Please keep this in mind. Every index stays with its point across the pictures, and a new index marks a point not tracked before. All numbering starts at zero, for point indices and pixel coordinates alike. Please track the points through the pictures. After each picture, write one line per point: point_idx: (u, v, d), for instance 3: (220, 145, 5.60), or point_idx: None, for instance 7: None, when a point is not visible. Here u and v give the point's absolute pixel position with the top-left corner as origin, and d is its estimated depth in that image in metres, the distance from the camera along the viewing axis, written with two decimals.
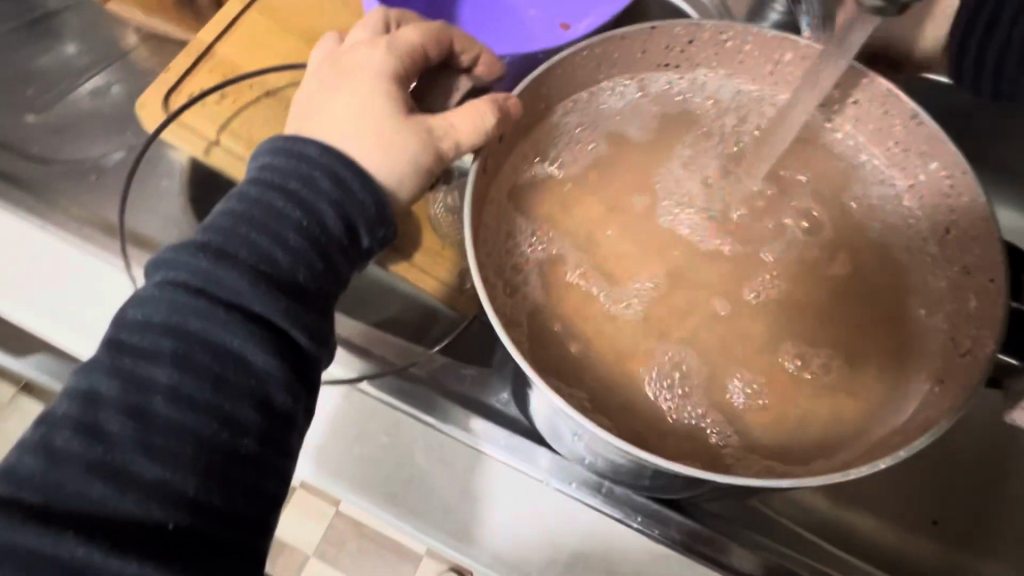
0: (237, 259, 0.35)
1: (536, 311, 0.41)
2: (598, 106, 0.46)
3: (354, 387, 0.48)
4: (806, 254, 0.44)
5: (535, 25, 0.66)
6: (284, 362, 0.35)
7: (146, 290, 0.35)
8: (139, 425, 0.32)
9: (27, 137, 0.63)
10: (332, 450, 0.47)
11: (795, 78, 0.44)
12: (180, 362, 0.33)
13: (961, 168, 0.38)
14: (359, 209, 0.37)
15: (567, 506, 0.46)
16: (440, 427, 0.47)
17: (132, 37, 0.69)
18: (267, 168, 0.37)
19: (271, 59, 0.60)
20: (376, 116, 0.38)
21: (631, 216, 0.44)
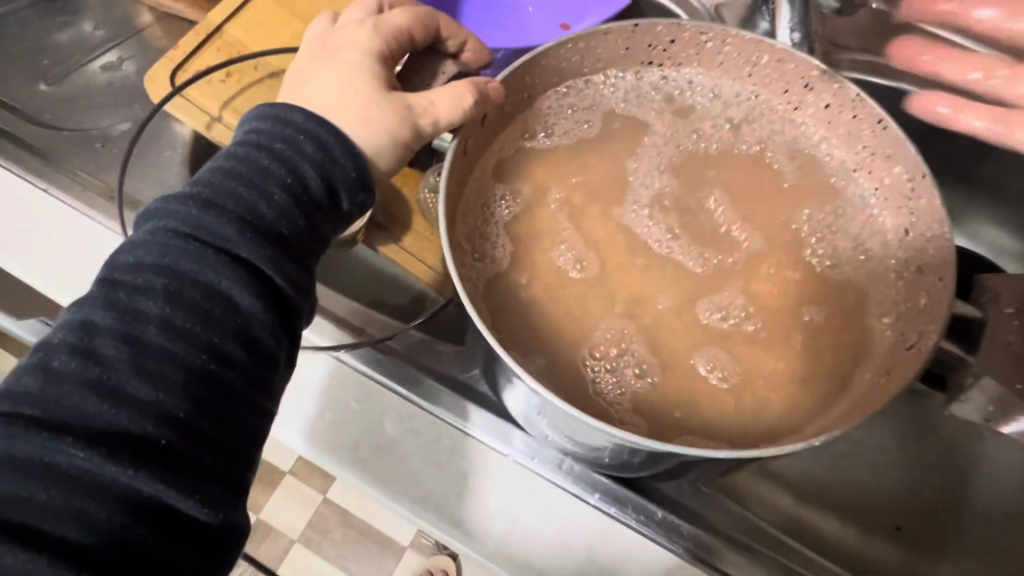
0: (225, 208, 0.37)
1: (510, 287, 0.43)
2: (583, 96, 0.48)
3: (332, 355, 0.50)
4: (775, 248, 0.45)
5: (535, 22, 0.69)
6: (268, 306, 0.37)
7: (140, 235, 0.37)
8: (134, 349, 0.34)
9: (40, 106, 0.66)
10: (307, 416, 0.49)
11: (770, 80, 0.46)
12: (172, 296, 0.35)
13: (920, 171, 0.40)
14: (341, 171, 0.41)
15: (532, 478, 0.47)
16: (412, 398, 0.49)
17: (147, 16, 0.72)
18: (254, 131, 0.40)
19: (277, 41, 0.63)
20: (362, 90, 0.42)
21: (608, 203, 0.45)
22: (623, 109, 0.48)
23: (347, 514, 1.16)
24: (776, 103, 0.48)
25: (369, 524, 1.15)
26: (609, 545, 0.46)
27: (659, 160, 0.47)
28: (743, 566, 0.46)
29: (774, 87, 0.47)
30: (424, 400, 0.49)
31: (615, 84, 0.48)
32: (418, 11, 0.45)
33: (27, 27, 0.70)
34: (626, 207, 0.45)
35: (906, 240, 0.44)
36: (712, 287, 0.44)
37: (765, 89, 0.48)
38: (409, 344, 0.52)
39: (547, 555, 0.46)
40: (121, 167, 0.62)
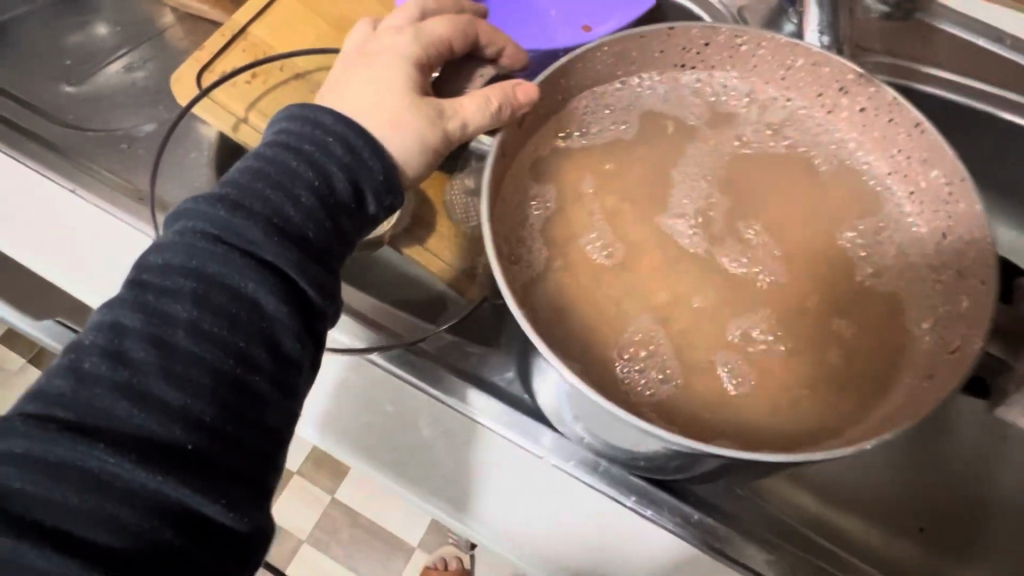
0: (252, 211, 0.37)
1: (547, 288, 0.43)
2: (618, 98, 0.48)
3: (365, 357, 0.50)
4: (812, 251, 0.45)
5: (557, 23, 0.69)
6: (294, 310, 0.37)
7: (169, 237, 0.37)
8: (163, 353, 0.34)
9: (63, 107, 0.66)
10: (340, 418, 0.50)
11: (804, 84, 0.47)
12: (200, 300, 0.35)
13: (959, 176, 0.40)
14: (368, 173, 0.40)
15: (553, 474, 0.48)
16: (444, 400, 0.49)
17: (169, 17, 0.72)
18: (283, 133, 0.40)
19: (302, 42, 0.63)
20: (400, 101, 0.42)
21: (643, 206, 0.45)
22: (656, 112, 0.48)
23: (354, 513, 1.17)
24: (808, 107, 0.48)
25: (380, 523, 1.17)
26: (633, 542, 0.47)
27: (695, 164, 0.47)
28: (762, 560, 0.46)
29: (807, 90, 0.47)
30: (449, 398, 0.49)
31: (648, 87, 0.48)
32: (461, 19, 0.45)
33: (51, 28, 0.70)
34: (663, 208, 0.45)
35: (943, 243, 0.44)
36: (748, 290, 0.44)
37: (797, 92, 0.48)
38: (441, 345, 0.52)
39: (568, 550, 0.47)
40: (145, 168, 0.61)
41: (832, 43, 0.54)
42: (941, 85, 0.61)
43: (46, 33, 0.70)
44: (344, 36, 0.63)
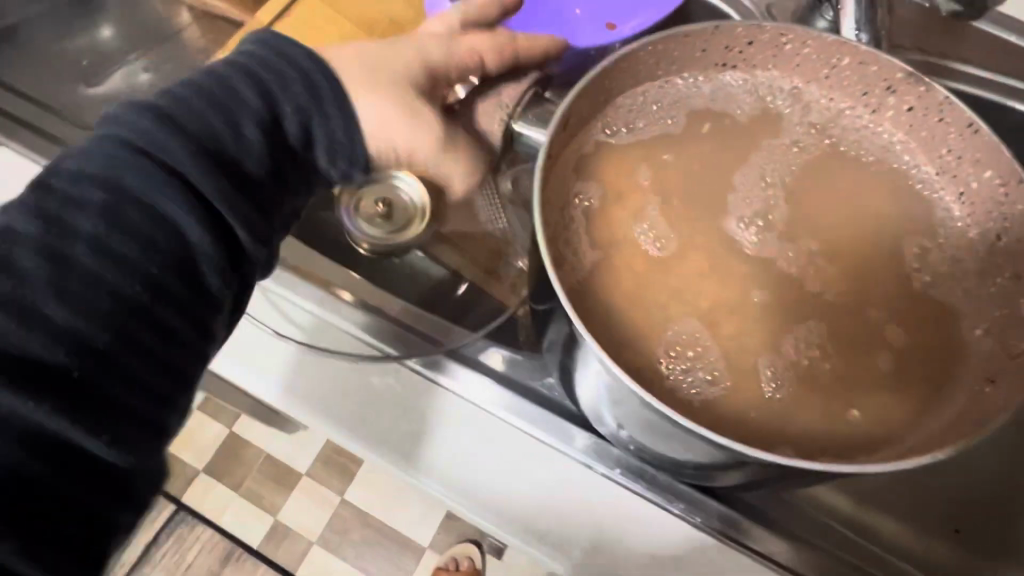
0: (178, 131, 0.38)
1: (594, 291, 0.42)
2: (664, 97, 0.46)
3: (403, 364, 0.52)
4: (858, 252, 0.45)
5: (580, 22, 0.69)
6: (217, 243, 0.38)
7: (86, 146, 0.38)
8: (59, 266, 0.34)
9: (79, 106, 0.65)
10: (365, 403, 0.57)
11: (849, 82, 0.46)
12: (110, 217, 0.36)
13: (1016, 177, 0.39)
14: (324, 121, 0.42)
15: (527, 440, 0.51)
16: (475, 402, 0.51)
17: (185, 16, 0.71)
18: (235, 60, 0.41)
19: (324, 42, 0.62)
20: (393, 88, 0.44)
21: (687, 208, 0.44)
22: (699, 112, 0.47)
23: (363, 514, 1.16)
24: (854, 108, 0.47)
25: (389, 524, 1.15)
26: (570, 493, 0.51)
27: (738, 164, 0.46)
28: (773, 542, 0.48)
29: (852, 89, 0.46)
30: (434, 373, 0.52)
31: (691, 85, 0.47)
32: (494, 35, 0.47)
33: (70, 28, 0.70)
34: (709, 211, 0.45)
35: (996, 246, 0.44)
36: (794, 293, 0.43)
37: (842, 91, 0.47)
38: (477, 349, 0.52)
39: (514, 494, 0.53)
40: None
41: (871, 40, 0.53)
42: (975, 84, 0.60)
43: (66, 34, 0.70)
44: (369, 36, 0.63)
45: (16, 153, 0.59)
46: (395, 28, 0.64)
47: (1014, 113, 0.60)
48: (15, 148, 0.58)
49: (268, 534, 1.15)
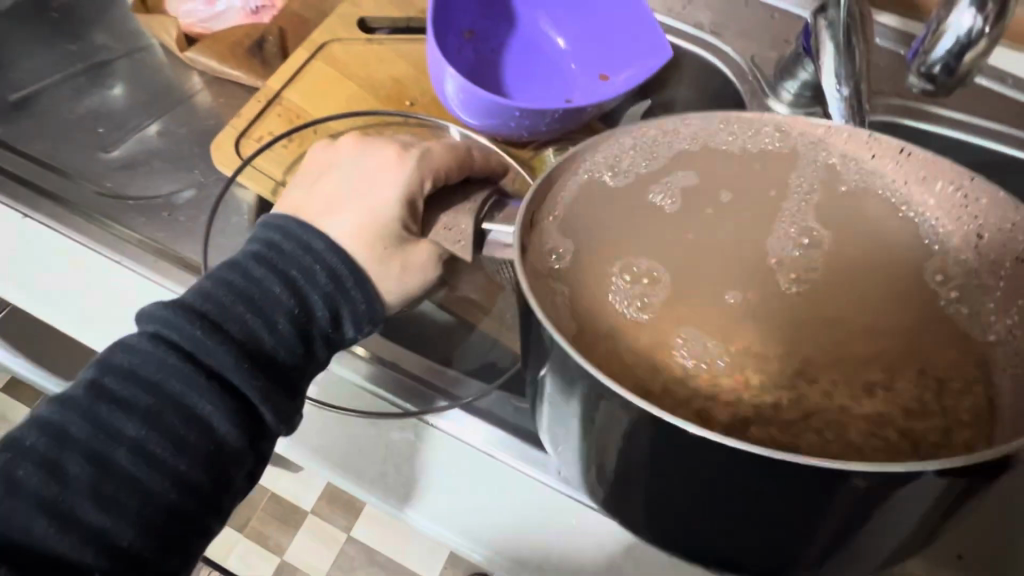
0: (223, 326, 0.41)
1: (612, 337, 0.44)
2: (611, 165, 0.42)
3: (421, 419, 0.51)
4: (834, 308, 0.47)
5: (576, 79, 0.73)
6: (244, 431, 0.41)
7: (126, 340, 0.41)
8: (100, 471, 0.37)
9: (100, 175, 0.68)
10: (383, 475, 0.51)
11: (794, 135, 0.42)
12: (152, 419, 0.38)
13: (967, 175, 0.39)
14: (351, 304, 0.46)
15: (534, 489, 0.50)
16: (507, 461, 0.50)
17: (197, 81, 0.74)
18: (275, 247, 0.45)
19: (336, 105, 0.65)
20: (359, 207, 0.47)
21: (690, 244, 0.46)
22: (662, 165, 0.43)
23: (371, 550, 1.16)
24: (804, 140, 0.42)
25: (397, 559, 1.16)
26: (589, 550, 0.49)
27: (729, 212, 0.46)
28: None
29: (796, 136, 0.42)
30: (440, 418, 0.51)
31: (636, 150, 0.42)
32: (453, 148, 0.49)
33: (91, 99, 0.74)
34: (710, 267, 0.47)
35: (981, 246, 0.41)
36: (779, 307, 0.48)
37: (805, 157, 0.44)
38: (492, 402, 0.52)
39: (525, 546, 0.50)
40: (192, 236, 0.62)
41: (853, 93, 0.56)
42: (951, 125, 0.64)
43: (87, 105, 0.73)
44: (377, 98, 0.67)
45: (36, 227, 0.59)
46: (401, 90, 0.67)
47: (991, 151, 0.64)
48: (37, 219, 0.60)
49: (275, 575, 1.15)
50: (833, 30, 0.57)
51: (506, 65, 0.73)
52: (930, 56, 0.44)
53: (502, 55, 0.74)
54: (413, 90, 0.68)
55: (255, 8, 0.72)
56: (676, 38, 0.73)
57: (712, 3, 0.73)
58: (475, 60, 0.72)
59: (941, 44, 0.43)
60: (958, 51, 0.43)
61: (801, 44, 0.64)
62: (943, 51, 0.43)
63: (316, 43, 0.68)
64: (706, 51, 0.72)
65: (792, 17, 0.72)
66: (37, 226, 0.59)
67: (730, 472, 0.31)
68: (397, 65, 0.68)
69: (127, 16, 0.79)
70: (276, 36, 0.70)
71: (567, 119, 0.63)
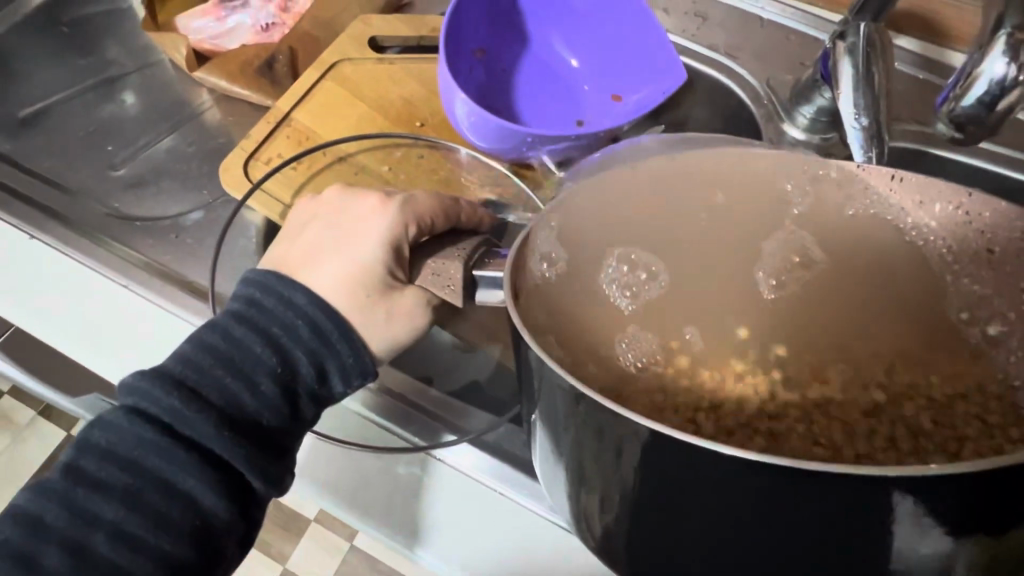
0: (201, 393, 0.41)
1: (606, 358, 0.44)
2: (608, 192, 0.39)
3: (426, 454, 0.51)
4: (835, 333, 0.46)
5: (588, 99, 0.72)
6: (230, 501, 0.40)
7: (103, 417, 0.41)
8: (77, 560, 0.37)
9: (108, 194, 0.67)
10: (388, 505, 0.50)
11: (799, 176, 0.40)
12: (131, 500, 0.38)
13: (965, 192, 0.38)
14: (336, 356, 0.45)
15: (539, 525, 0.49)
16: (511, 496, 0.50)
17: (207, 97, 0.74)
18: (255, 305, 0.45)
19: (345, 127, 0.65)
20: (344, 255, 0.46)
21: (685, 263, 0.45)
22: (665, 188, 0.40)
23: (374, 560, 1.15)
24: (812, 177, 0.40)
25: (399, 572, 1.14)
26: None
27: (730, 240, 0.44)
28: None
29: (800, 175, 0.40)
30: (447, 453, 0.50)
31: (635, 178, 0.39)
32: (440, 197, 0.47)
33: (100, 115, 0.73)
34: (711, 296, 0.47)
35: (993, 260, 0.40)
36: (760, 315, 0.47)
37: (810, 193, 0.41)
38: (501, 435, 0.52)
39: None
40: (202, 260, 0.61)
41: (875, 121, 0.54)
42: (974, 153, 0.63)
43: (96, 121, 0.73)
44: (388, 120, 0.66)
45: (44, 248, 0.59)
46: (412, 111, 0.67)
47: (1012, 180, 0.62)
48: (46, 241, 0.60)
49: None
50: (853, 57, 0.56)
51: (518, 85, 0.73)
52: (962, 102, 0.43)
53: (513, 74, 0.73)
54: (423, 111, 0.67)
55: (265, 26, 0.74)
56: (691, 59, 0.72)
57: (727, 25, 0.73)
58: (485, 80, 0.72)
59: (975, 89, 0.42)
60: (990, 99, 0.42)
61: (818, 69, 0.63)
62: (974, 99, 0.42)
63: (326, 62, 0.67)
64: (721, 74, 0.71)
65: (809, 39, 0.71)
66: (45, 248, 0.59)
67: (754, 496, 0.29)
68: (408, 86, 0.68)
69: (137, 30, 0.79)
70: (286, 55, 0.69)
71: (581, 143, 0.62)
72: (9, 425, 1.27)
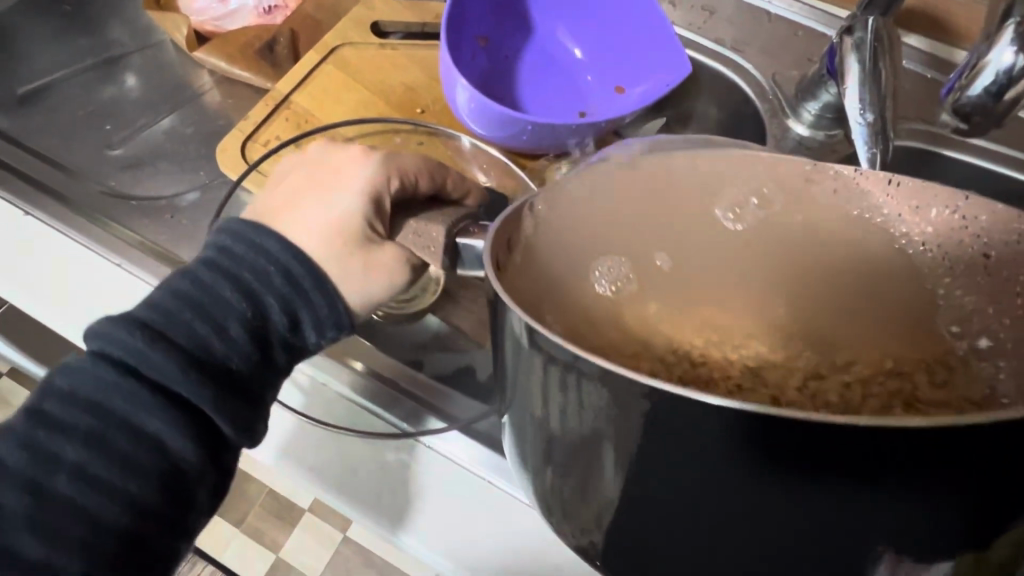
0: (168, 334, 0.40)
1: (576, 303, 0.37)
2: (579, 183, 0.35)
3: (414, 439, 0.50)
4: (829, 331, 0.40)
5: (591, 89, 0.71)
6: (200, 446, 0.40)
7: (69, 360, 0.40)
8: (38, 501, 0.36)
9: (104, 173, 0.67)
10: (372, 492, 0.49)
11: (779, 182, 0.36)
12: (93, 441, 0.38)
13: (960, 195, 0.34)
14: (309, 302, 0.44)
15: (525, 517, 0.48)
16: (499, 485, 0.49)
17: (207, 79, 0.73)
18: (226, 252, 0.44)
19: (343, 111, 0.64)
20: (326, 206, 0.46)
21: (653, 215, 0.38)
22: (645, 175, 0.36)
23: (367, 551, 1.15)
24: (803, 179, 0.36)
25: (392, 564, 1.14)
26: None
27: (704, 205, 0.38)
28: None
29: (786, 177, 0.36)
30: (436, 439, 0.50)
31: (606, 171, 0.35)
32: (428, 158, 0.48)
33: (100, 94, 0.73)
34: (700, 270, 0.40)
35: (989, 267, 0.35)
36: (742, 268, 0.40)
37: (795, 200, 0.37)
38: (492, 424, 0.51)
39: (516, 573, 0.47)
40: (197, 241, 0.61)
41: (880, 116, 0.53)
42: (981, 153, 0.62)
43: (96, 100, 0.73)
44: (387, 105, 0.65)
45: (38, 223, 0.59)
46: (412, 97, 0.66)
47: (1018, 181, 0.61)
48: (39, 217, 0.59)
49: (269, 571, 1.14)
50: (860, 52, 0.55)
51: (520, 74, 0.72)
52: (968, 92, 0.42)
53: (515, 63, 0.72)
54: (424, 97, 0.66)
55: (267, 9, 0.73)
56: (695, 52, 0.71)
57: (734, 18, 0.72)
58: (489, 69, 0.71)
59: (980, 80, 0.41)
60: (996, 90, 0.41)
61: (824, 64, 0.62)
62: (980, 90, 0.42)
63: (327, 45, 0.66)
64: (727, 68, 0.70)
65: (816, 35, 0.70)
66: (38, 225, 0.59)
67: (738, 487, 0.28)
68: (408, 72, 0.67)
69: (140, 11, 0.79)
70: (286, 37, 0.69)
71: (580, 133, 0.61)
72: (6, 407, 1.27)
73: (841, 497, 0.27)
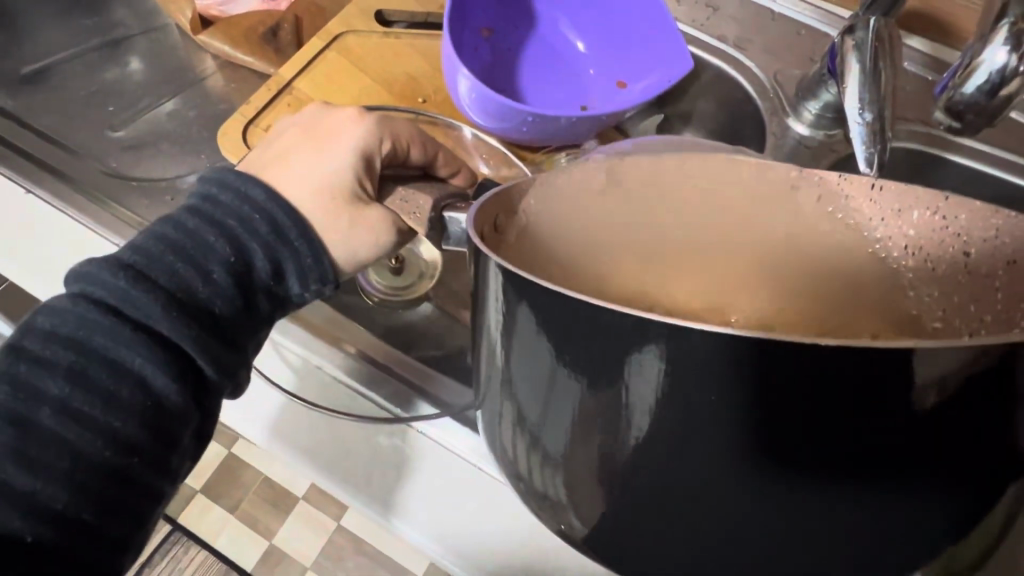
0: (149, 275, 0.40)
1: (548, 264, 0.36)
2: (577, 177, 0.36)
3: (404, 424, 0.51)
4: (789, 265, 0.38)
5: (593, 84, 0.72)
6: (183, 385, 0.40)
7: (49, 300, 0.41)
8: (21, 433, 0.36)
9: (105, 154, 0.67)
10: (362, 476, 0.50)
11: (766, 186, 0.36)
12: (74, 376, 0.38)
13: (941, 198, 0.33)
14: (292, 250, 0.45)
15: (513, 504, 0.49)
16: (488, 474, 0.49)
17: (210, 63, 0.74)
18: (211, 200, 0.44)
19: (345, 98, 0.65)
20: (315, 164, 0.46)
21: (637, 186, 0.36)
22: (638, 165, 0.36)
23: (360, 540, 1.15)
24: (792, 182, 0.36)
25: (386, 553, 1.14)
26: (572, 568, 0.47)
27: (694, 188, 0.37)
28: None
29: (773, 183, 0.36)
30: (427, 425, 0.50)
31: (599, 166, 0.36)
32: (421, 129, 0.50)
33: (102, 76, 0.73)
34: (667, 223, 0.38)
35: (971, 265, 0.34)
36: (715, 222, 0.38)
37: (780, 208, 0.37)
38: None
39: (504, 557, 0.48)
40: None
41: (880, 116, 0.53)
42: (980, 156, 0.62)
43: (98, 82, 0.73)
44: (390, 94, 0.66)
45: (38, 201, 0.59)
46: (414, 86, 0.66)
47: (1016, 185, 0.61)
48: (38, 194, 0.59)
49: (262, 558, 1.14)
50: (861, 52, 0.55)
51: (524, 65, 0.72)
52: (962, 90, 0.44)
53: (519, 53, 0.72)
54: (426, 86, 0.67)
55: None
56: (698, 48, 0.71)
57: (737, 15, 0.72)
58: (492, 60, 0.71)
59: (975, 79, 0.42)
60: (990, 88, 0.42)
61: (825, 64, 0.62)
62: (974, 88, 0.43)
63: (331, 32, 0.67)
64: (729, 65, 0.70)
65: (819, 35, 0.71)
66: (39, 203, 0.59)
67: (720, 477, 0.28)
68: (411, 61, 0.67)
69: None
70: (291, 23, 0.69)
71: (580, 126, 0.62)
72: None
73: (813, 498, 0.27)
